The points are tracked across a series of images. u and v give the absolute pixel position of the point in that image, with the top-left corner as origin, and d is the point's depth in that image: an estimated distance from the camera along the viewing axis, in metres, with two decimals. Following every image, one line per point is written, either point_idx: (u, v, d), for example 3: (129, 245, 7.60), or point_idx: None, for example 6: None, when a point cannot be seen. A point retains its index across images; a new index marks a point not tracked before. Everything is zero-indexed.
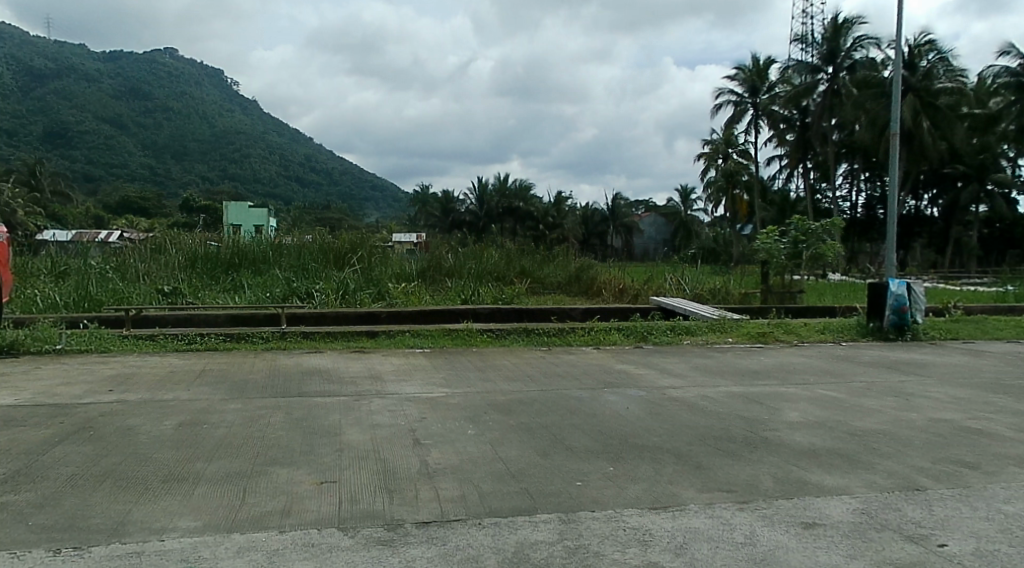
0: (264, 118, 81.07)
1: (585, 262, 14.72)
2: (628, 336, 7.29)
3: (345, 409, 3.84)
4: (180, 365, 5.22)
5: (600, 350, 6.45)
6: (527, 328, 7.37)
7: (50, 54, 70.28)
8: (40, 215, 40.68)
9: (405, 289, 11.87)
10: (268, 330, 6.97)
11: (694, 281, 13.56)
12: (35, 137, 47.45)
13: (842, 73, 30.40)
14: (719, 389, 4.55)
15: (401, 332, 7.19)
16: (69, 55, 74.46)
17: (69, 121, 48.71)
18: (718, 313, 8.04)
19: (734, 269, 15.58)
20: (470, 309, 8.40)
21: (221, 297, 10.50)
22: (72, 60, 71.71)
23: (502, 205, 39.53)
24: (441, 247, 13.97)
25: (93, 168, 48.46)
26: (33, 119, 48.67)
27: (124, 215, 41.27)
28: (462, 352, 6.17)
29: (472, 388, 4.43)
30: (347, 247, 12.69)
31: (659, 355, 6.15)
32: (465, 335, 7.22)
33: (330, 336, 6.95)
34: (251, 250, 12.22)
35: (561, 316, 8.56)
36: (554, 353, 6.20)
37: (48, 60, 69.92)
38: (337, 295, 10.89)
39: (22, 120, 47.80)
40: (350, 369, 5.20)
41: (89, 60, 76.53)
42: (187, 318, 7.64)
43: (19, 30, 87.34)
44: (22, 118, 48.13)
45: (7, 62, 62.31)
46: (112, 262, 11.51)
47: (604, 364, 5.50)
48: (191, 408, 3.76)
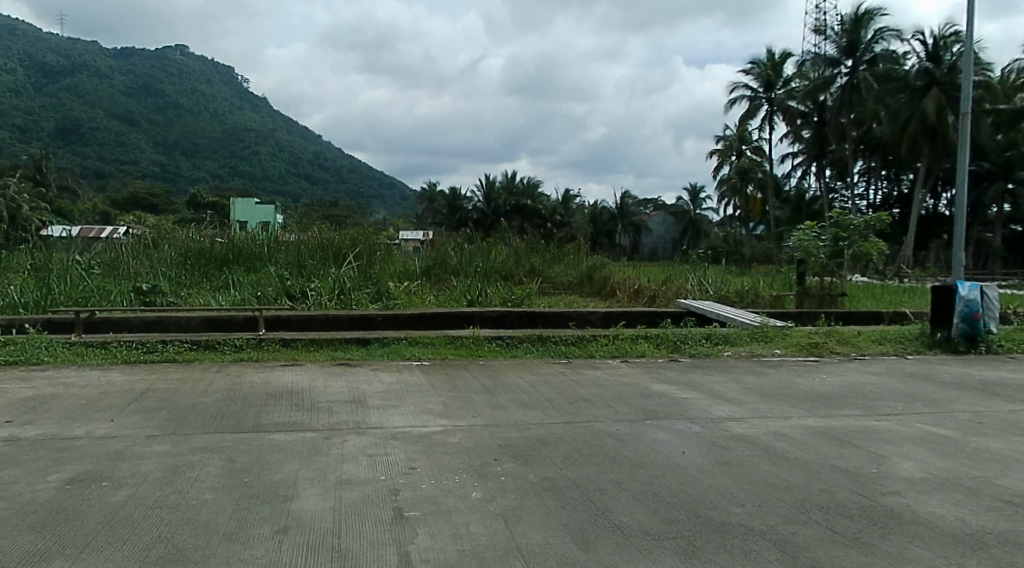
0: (272, 114, 80.49)
1: (598, 261, 13.99)
2: (658, 346, 6.38)
3: (308, 453, 2.87)
4: (122, 383, 4.28)
5: (629, 363, 5.49)
6: (542, 336, 6.46)
7: (63, 53, 70.99)
8: (46, 212, 40.32)
9: (407, 289, 10.93)
10: (244, 336, 6.05)
11: (718, 282, 12.63)
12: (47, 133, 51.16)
13: (862, 67, 29.28)
14: (792, 422, 3.57)
15: (398, 340, 6.25)
16: (81, 52, 74.72)
17: (81, 118, 52.25)
18: (759, 320, 7.05)
19: (758, 269, 14.62)
20: (477, 313, 7.45)
21: (205, 296, 9.57)
22: (84, 58, 72.01)
23: (510, 203, 38.81)
24: (447, 243, 13.03)
25: (105, 164, 50.80)
26: (47, 115, 52.44)
27: (132, 210, 40.89)
28: (465, 366, 5.22)
29: (478, 420, 3.46)
30: (347, 243, 11.76)
31: (700, 371, 5.18)
32: (471, 343, 6.29)
33: (316, 344, 6.05)
34: (248, 246, 11.38)
35: (580, 322, 7.62)
36: (574, 367, 5.24)
37: (60, 58, 70.29)
38: (332, 296, 9.88)
39: (36, 116, 51.37)
40: (330, 389, 4.23)
41: (101, 58, 76.87)
42: (154, 321, 6.74)
43: (31, 27, 87.68)
44: (35, 114, 51.68)
45: (22, 61, 63.67)
46: (100, 259, 10.70)
47: (639, 385, 4.54)
48: (102, 450, 2.81)
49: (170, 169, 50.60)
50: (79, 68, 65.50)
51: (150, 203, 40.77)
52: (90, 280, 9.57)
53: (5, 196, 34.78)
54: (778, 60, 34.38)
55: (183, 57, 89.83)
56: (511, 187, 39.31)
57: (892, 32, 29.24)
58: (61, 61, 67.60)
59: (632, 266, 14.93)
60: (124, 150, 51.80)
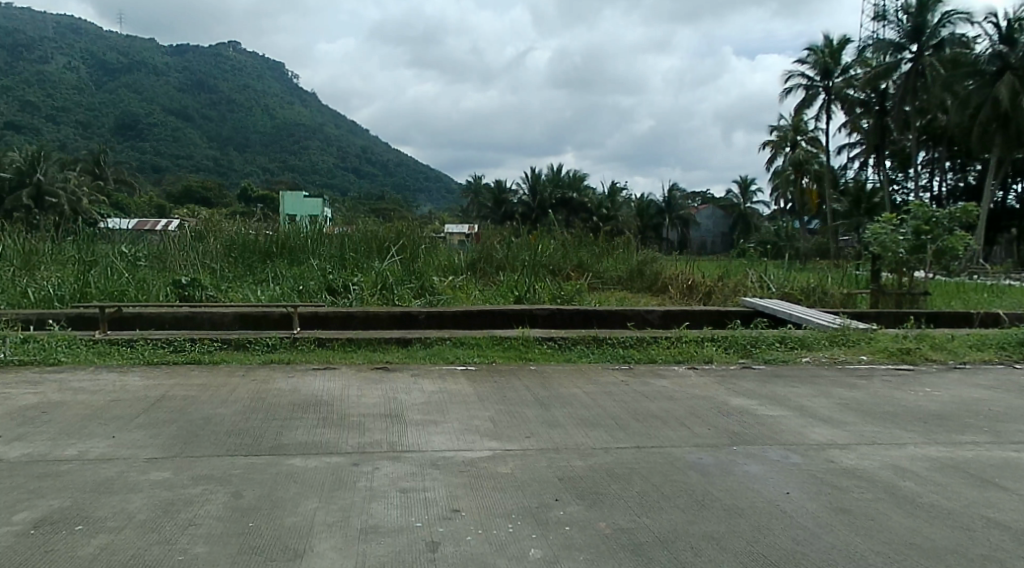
0: (321, 109, 81.41)
1: (648, 255, 13.40)
2: (727, 351, 5.78)
3: (330, 487, 2.38)
4: (139, 388, 3.88)
5: (697, 371, 4.92)
6: (598, 337, 5.93)
7: (124, 52, 73.04)
8: (105, 204, 41.34)
9: (451, 284, 10.50)
10: (277, 335, 5.64)
11: (779, 279, 11.83)
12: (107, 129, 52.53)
13: (928, 52, 27.72)
14: (911, 452, 2.97)
15: (442, 341, 5.77)
16: (140, 51, 76.83)
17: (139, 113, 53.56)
18: (839, 321, 6.37)
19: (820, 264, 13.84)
20: (527, 311, 6.94)
21: (243, 291, 9.25)
22: (143, 56, 73.97)
23: (556, 196, 38.26)
24: (493, 237, 12.57)
25: (162, 158, 51.94)
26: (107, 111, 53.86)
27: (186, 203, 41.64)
28: (514, 372, 4.72)
29: (534, 444, 2.94)
30: (391, 236, 11.36)
31: (780, 382, 4.57)
32: (521, 345, 5.78)
33: (354, 346, 5.62)
34: (292, 238, 11.07)
35: (638, 323, 7.05)
36: (635, 374, 4.70)
37: (121, 56, 72.36)
38: (375, 292, 9.45)
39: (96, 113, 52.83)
40: (365, 399, 3.75)
41: (159, 55, 78.92)
42: (187, 317, 6.40)
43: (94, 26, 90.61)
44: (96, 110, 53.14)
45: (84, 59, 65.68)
46: (144, 251, 10.53)
47: (716, 399, 3.96)
48: (87, 479, 2.36)
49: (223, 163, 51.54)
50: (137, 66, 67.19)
51: (204, 196, 41.43)
52: (130, 273, 9.34)
53: (66, 189, 35.61)
54: (837, 46, 32.62)
55: (237, 54, 91.68)
56: (557, 180, 38.81)
57: (961, 15, 27.64)
58: (120, 60, 69.50)
59: (685, 261, 14.30)
60: (179, 145, 52.81)
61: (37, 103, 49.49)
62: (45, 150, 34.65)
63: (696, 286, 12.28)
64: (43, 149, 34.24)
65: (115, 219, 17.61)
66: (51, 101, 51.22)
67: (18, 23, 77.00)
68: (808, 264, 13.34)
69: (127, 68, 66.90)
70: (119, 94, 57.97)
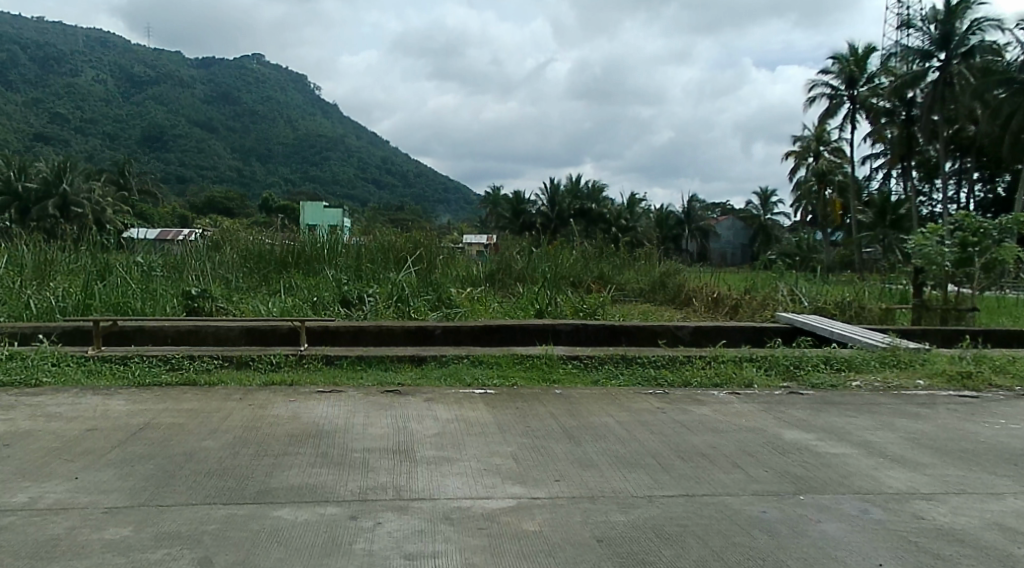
0: (341, 120, 81.78)
1: (671, 267, 12.96)
2: (767, 373, 5.32)
3: (321, 553, 1.97)
4: (123, 413, 3.50)
5: (739, 396, 4.47)
6: (626, 356, 5.50)
7: (150, 65, 74.18)
8: (129, 215, 41.57)
9: (469, 296, 10.09)
10: (283, 352, 5.26)
11: (812, 292, 11.27)
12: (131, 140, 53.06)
13: (956, 61, 27.04)
14: (1011, 506, 2.50)
15: (459, 359, 5.35)
16: (164, 63, 77.86)
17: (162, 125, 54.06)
18: (889, 340, 5.88)
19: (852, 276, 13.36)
20: (549, 327, 6.53)
21: (253, 302, 8.88)
22: (168, 68, 74.95)
23: (575, 207, 37.89)
24: (512, 247, 12.17)
25: (185, 169, 52.28)
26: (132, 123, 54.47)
27: (209, 214, 41.76)
28: (538, 395, 4.29)
29: (564, 491, 2.52)
30: (408, 246, 10.98)
31: (834, 409, 4.11)
32: (544, 364, 5.35)
33: (365, 364, 5.24)
34: (306, 247, 10.73)
35: (669, 341, 6.64)
36: (672, 400, 4.26)
37: (146, 69, 73.36)
38: (390, 304, 9.07)
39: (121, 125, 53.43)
40: (373, 429, 3.34)
41: (183, 68, 79.96)
42: (189, 332, 6.03)
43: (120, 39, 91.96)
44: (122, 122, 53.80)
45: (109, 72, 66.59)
46: (156, 261, 10.24)
47: (768, 432, 3.51)
48: (29, 544, 1.98)
49: (245, 173, 51.92)
50: (161, 79, 68.12)
51: (227, 207, 41.52)
52: (137, 285, 9.03)
53: (90, 199, 35.72)
54: (862, 54, 32.18)
55: (258, 66, 92.69)
56: (576, 191, 38.50)
57: (991, 22, 26.96)
58: (144, 72, 70.29)
59: (709, 273, 13.81)
60: (201, 156, 53.08)
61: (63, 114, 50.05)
62: (70, 160, 34.77)
63: (722, 299, 11.78)
64: (68, 160, 34.35)
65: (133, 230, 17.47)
66: (75, 112, 51.75)
67: (46, 36, 78.31)
68: (840, 276, 12.81)
69: (151, 80, 67.67)
70: (143, 105, 58.52)
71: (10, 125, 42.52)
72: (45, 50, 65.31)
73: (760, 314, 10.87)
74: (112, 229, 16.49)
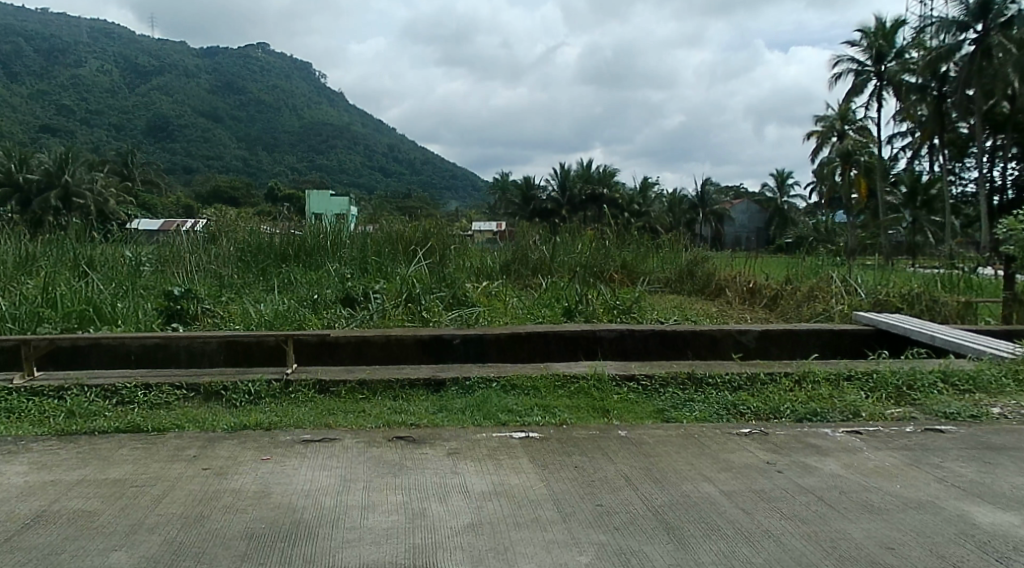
0: (347, 109, 80.84)
1: (698, 253, 11.96)
2: (875, 397, 4.24)
3: None
4: (15, 491, 2.45)
5: (863, 436, 3.39)
6: (693, 375, 4.46)
7: (157, 56, 73.76)
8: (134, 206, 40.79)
9: (486, 291, 9.02)
10: (266, 378, 4.19)
11: (866, 280, 10.03)
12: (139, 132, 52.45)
13: (994, 32, 25.47)
14: None
15: (486, 383, 4.29)
16: (171, 54, 77.28)
17: (170, 115, 53.40)
18: (1012, 349, 4.76)
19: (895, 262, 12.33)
20: (590, 335, 5.62)
21: (244, 302, 7.84)
22: (174, 59, 74.36)
23: (586, 191, 36.71)
24: (530, 233, 11.13)
25: (192, 160, 51.55)
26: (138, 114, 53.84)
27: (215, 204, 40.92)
28: (599, 440, 3.22)
29: None
30: (419, 235, 9.91)
31: (1008, 462, 3.00)
32: (593, 388, 4.28)
33: (372, 393, 4.18)
34: (307, 239, 9.65)
35: (729, 348, 5.79)
36: (778, 448, 3.16)
37: (153, 59, 72.77)
38: (399, 303, 7.88)
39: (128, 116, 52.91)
40: (377, 520, 2.28)
41: (190, 58, 79.38)
42: (157, 346, 4.98)
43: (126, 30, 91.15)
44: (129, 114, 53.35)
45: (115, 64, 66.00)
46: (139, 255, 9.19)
47: (951, 513, 2.41)
48: None
49: (253, 163, 51.30)
50: (168, 70, 67.61)
51: (234, 196, 40.67)
52: (111, 285, 7.94)
53: (93, 190, 34.77)
54: (890, 28, 31.05)
55: (264, 56, 92.01)
56: (587, 175, 37.25)
57: None
58: (150, 63, 69.60)
59: (741, 259, 12.71)
60: (207, 146, 52.25)
61: (69, 106, 49.34)
62: (72, 151, 33.79)
63: (758, 290, 10.70)
64: (70, 150, 33.43)
65: (131, 222, 16.69)
66: (81, 103, 50.93)
67: (51, 28, 77.63)
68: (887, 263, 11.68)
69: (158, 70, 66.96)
70: (149, 96, 57.72)
71: (15, 117, 41.74)
72: (50, 42, 64.61)
73: (808, 307, 9.53)
74: (108, 220, 15.70)
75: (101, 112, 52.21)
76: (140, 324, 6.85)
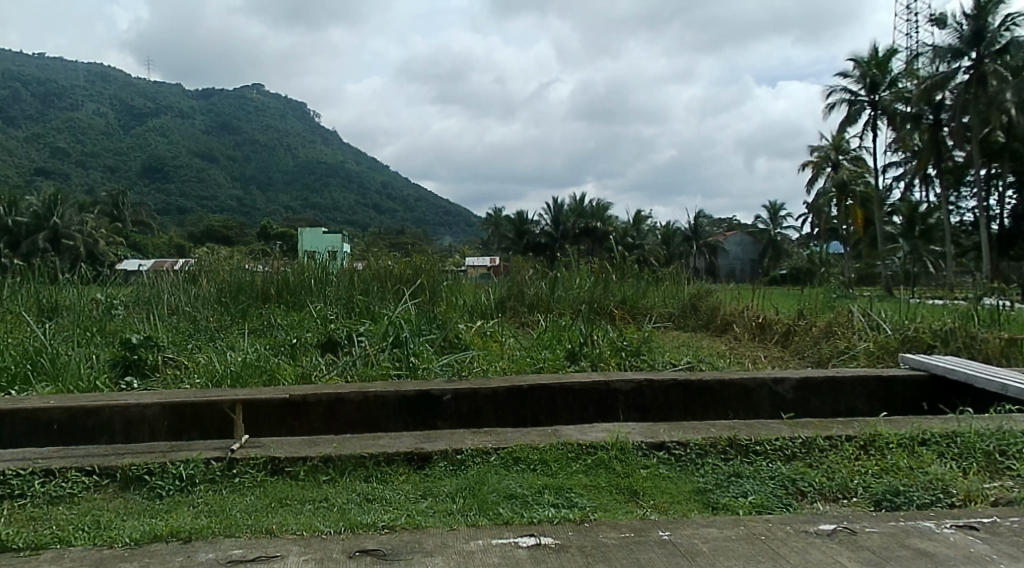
0: (341, 148, 80.83)
1: (702, 288, 11.21)
2: (964, 468, 3.41)
3: None
4: None
5: (983, 537, 2.57)
6: (737, 441, 3.64)
7: (151, 97, 73.87)
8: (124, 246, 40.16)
9: (480, 332, 8.19)
10: (206, 458, 3.33)
11: (889, 313, 9.26)
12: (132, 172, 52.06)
13: (990, 58, 25.08)
14: None
15: (483, 456, 3.46)
16: (165, 95, 77.52)
17: (162, 156, 53.07)
18: None
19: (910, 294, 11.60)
20: (601, 386, 4.81)
21: (209, 347, 6.98)
22: (167, 100, 74.43)
23: (579, 226, 36.13)
24: (525, 268, 10.36)
25: (184, 200, 51.09)
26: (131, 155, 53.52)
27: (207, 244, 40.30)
28: (637, 554, 2.40)
29: None
30: (409, 272, 9.12)
31: None
32: (615, 461, 3.46)
33: (340, 472, 3.35)
34: (285, 277, 8.82)
35: (756, 398, 5.00)
36: (879, 560, 2.34)
37: (146, 101, 72.84)
38: (384, 347, 7.01)
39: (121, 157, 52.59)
40: None
41: (184, 99, 79.62)
42: (86, 411, 4.14)
43: (123, 73, 91.68)
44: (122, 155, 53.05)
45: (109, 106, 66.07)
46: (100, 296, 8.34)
47: None
48: None
49: (246, 203, 50.94)
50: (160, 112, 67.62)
51: (226, 235, 40.09)
52: (61, 332, 7.08)
53: (82, 231, 34.16)
54: (883, 57, 30.85)
55: (257, 96, 92.35)
56: (581, 209, 36.76)
57: None
58: (145, 105, 69.69)
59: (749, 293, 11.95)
60: (199, 186, 51.84)
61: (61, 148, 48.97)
62: (61, 192, 33.26)
63: (769, 325, 9.92)
64: (60, 192, 32.82)
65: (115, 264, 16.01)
66: (75, 146, 50.75)
67: (49, 72, 78.01)
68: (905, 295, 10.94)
69: (151, 112, 66.90)
70: (143, 137, 57.53)
71: (8, 160, 41.41)
72: (46, 86, 64.76)
73: (828, 344, 8.70)
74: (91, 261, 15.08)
75: (95, 154, 51.98)
76: (87, 379, 5.99)
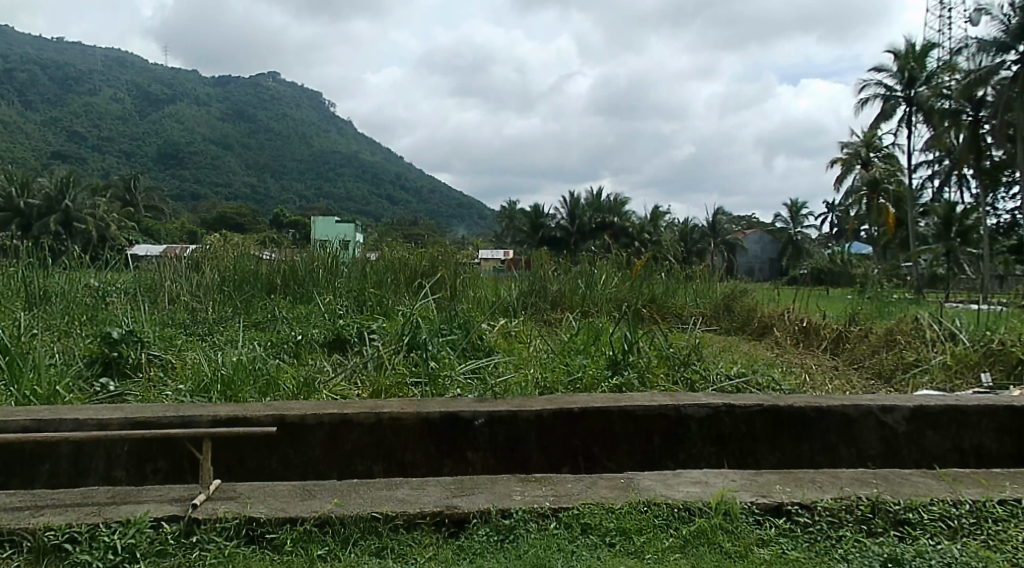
0: (356, 138, 80.07)
1: (738, 286, 10.13)
2: None
3: None
4: None
5: None
6: (879, 504, 2.70)
7: (167, 83, 73.54)
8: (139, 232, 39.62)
9: (505, 332, 7.24)
10: (156, 532, 2.35)
11: (959, 318, 8.13)
12: (149, 158, 51.57)
13: None
14: None
15: (537, 521, 2.53)
16: (183, 82, 77.14)
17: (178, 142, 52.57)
18: None
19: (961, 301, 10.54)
20: (666, 408, 3.55)
21: (204, 342, 5.96)
22: (185, 87, 73.99)
23: (596, 220, 35.02)
24: (547, 262, 9.29)
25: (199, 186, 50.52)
26: (148, 141, 53.02)
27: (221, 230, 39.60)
28: None
29: None
30: (427, 265, 8.15)
31: None
32: (721, 532, 2.51)
33: (342, 542, 2.42)
34: (296, 265, 7.85)
35: (866, 438, 3.62)
36: None
37: (164, 87, 72.50)
38: (399, 350, 5.99)
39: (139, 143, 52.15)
40: None
41: (201, 86, 79.23)
42: (42, 427, 3.23)
43: (142, 60, 91.69)
44: (139, 141, 52.59)
45: (126, 91, 65.66)
46: (92, 274, 7.37)
47: None
48: None
49: (260, 191, 50.36)
50: (177, 98, 67.16)
51: (240, 222, 39.39)
52: (40, 316, 6.12)
53: (94, 215, 33.24)
54: (920, 51, 29.45)
55: (272, 85, 91.79)
56: (598, 204, 35.66)
57: None
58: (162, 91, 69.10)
59: (789, 294, 10.86)
60: (216, 173, 51.28)
61: (79, 132, 48.51)
62: (75, 175, 32.45)
63: (816, 330, 8.74)
64: (73, 175, 32.09)
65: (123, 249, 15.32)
66: (91, 130, 50.08)
67: (68, 57, 77.79)
68: (960, 302, 9.91)
69: (168, 98, 66.43)
70: (159, 123, 56.85)
71: (25, 142, 40.83)
72: (64, 70, 64.21)
73: (890, 353, 7.49)
74: (92, 243, 14.32)
75: (111, 139, 51.45)
76: (65, 371, 4.99)
